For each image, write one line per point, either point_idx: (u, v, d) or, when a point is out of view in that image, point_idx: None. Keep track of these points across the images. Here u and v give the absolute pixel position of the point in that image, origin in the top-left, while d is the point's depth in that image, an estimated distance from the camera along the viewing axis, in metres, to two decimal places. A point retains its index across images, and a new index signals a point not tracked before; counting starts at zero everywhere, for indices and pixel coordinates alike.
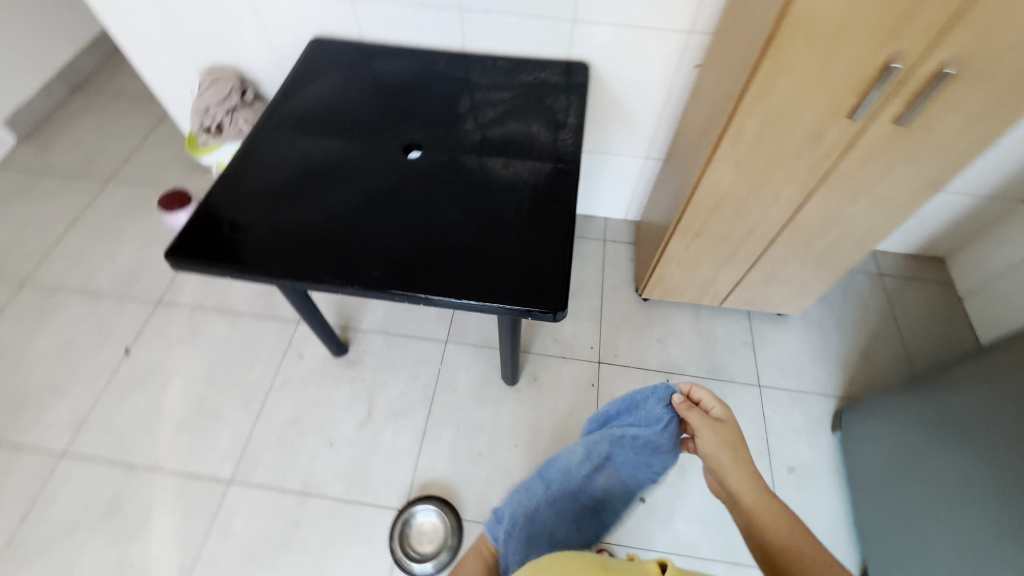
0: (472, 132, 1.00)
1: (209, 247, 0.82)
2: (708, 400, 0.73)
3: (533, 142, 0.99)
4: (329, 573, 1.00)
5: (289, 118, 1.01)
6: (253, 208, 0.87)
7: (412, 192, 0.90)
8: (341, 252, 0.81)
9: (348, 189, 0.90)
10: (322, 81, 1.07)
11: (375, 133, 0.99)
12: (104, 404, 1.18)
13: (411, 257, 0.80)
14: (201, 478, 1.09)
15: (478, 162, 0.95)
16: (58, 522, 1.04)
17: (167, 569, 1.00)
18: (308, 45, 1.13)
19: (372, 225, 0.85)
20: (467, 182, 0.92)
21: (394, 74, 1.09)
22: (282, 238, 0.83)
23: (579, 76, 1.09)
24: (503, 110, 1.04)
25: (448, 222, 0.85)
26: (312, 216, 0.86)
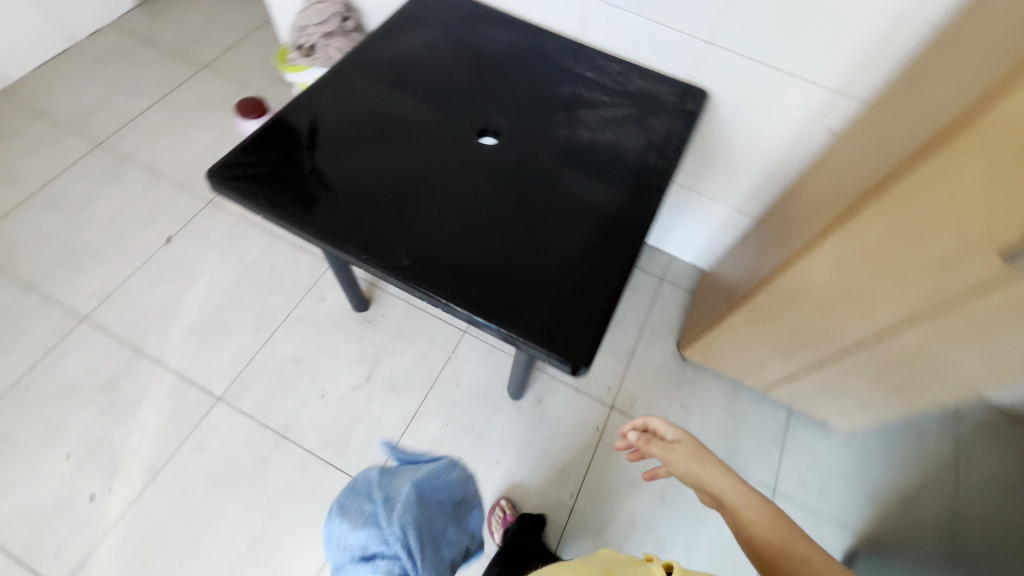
0: (556, 133, 0.91)
1: (252, 177, 0.79)
2: (660, 425, 0.72)
3: (619, 164, 0.88)
4: (280, 520, 1.00)
5: (377, 63, 0.95)
6: (307, 149, 0.83)
7: (471, 182, 0.82)
8: (376, 225, 0.76)
9: (407, 158, 0.84)
10: (422, 32, 1.00)
11: (456, 104, 0.92)
12: (133, 283, 1.21)
13: (445, 254, 0.74)
14: (195, 385, 1.10)
15: (551, 169, 0.86)
16: (60, 380, 1.09)
17: (138, 460, 1.03)
18: None
19: (418, 206, 0.78)
20: (532, 189, 0.83)
21: (497, 46, 1.00)
22: (323, 191, 0.79)
23: (692, 102, 0.96)
24: (598, 118, 0.93)
25: (498, 227, 0.78)
26: (360, 175, 0.81)
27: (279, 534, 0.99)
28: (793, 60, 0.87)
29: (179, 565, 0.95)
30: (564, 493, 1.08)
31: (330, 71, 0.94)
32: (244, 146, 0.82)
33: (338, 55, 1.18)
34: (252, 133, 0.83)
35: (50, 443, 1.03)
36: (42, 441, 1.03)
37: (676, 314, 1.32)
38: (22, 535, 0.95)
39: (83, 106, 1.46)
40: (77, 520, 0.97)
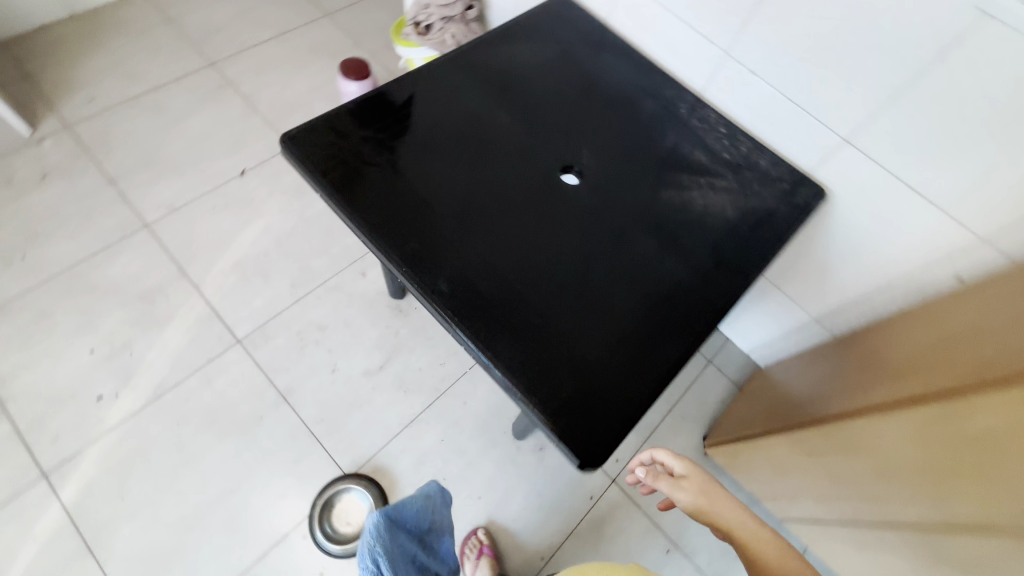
0: (643, 189, 0.83)
1: (319, 149, 0.77)
2: (667, 457, 0.73)
3: (701, 245, 0.79)
4: (255, 481, 1.00)
5: (484, 66, 0.92)
6: (382, 135, 0.80)
7: (536, 218, 0.77)
8: (425, 236, 0.72)
9: (479, 173, 0.79)
10: (541, 45, 0.96)
11: (547, 129, 0.86)
12: (199, 205, 1.25)
13: (484, 289, 0.69)
14: (221, 321, 1.12)
15: (626, 229, 0.79)
16: (108, 277, 1.14)
17: (149, 375, 1.05)
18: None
19: (473, 228, 0.74)
20: (598, 245, 0.76)
21: (608, 80, 0.94)
22: (384, 184, 0.76)
23: (803, 198, 0.86)
24: (693, 188, 0.85)
25: (547, 276, 0.72)
26: (425, 178, 0.77)
27: (251, 493, 0.99)
28: (938, 186, 0.75)
29: (153, 490, 0.97)
30: (535, 553, 1.01)
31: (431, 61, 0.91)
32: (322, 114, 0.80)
33: (453, 42, 1.15)
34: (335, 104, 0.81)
35: (80, 334, 1.07)
36: (75, 329, 1.08)
37: (713, 405, 1.22)
38: (30, 412, 0.99)
39: (210, 24, 1.51)
40: (80, 415, 1.00)
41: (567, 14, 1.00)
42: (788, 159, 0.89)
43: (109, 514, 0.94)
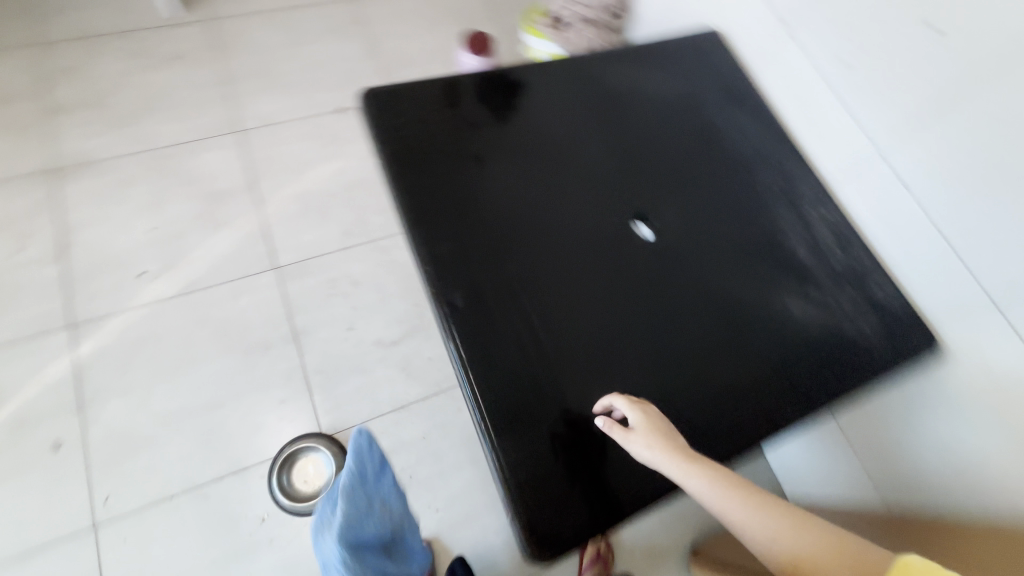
0: (713, 266, 0.75)
1: (396, 121, 0.78)
2: (622, 399, 0.61)
3: (752, 350, 0.70)
4: (239, 405, 1.01)
5: (594, 86, 0.88)
6: (462, 127, 0.80)
7: (580, 258, 0.73)
8: (461, 239, 0.71)
9: (540, 194, 0.77)
10: (663, 82, 0.90)
11: (630, 171, 0.82)
12: (291, 128, 1.28)
13: (495, 311, 0.67)
14: (268, 243, 1.14)
15: (672, 302, 0.72)
16: (189, 167, 1.19)
17: (189, 271, 1.10)
18: (699, 37, 0.94)
19: (512, 247, 0.72)
20: (635, 308, 0.71)
21: (719, 139, 0.87)
22: (443, 175, 0.75)
23: (906, 346, 0.71)
24: (769, 282, 0.75)
25: (566, 323, 0.68)
26: (486, 180, 0.76)
27: (230, 416, 1.00)
28: None
29: (150, 377, 1.00)
30: None
31: (542, 65, 0.89)
32: (415, 89, 0.82)
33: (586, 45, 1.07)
34: (430, 82, 0.83)
35: (148, 211, 1.14)
36: (145, 204, 1.14)
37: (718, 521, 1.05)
38: (82, 265, 1.07)
39: None
40: (119, 283, 1.06)
41: (708, 55, 0.93)
42: (899, 291, 0.75)
43: (107, 383, 0.99)
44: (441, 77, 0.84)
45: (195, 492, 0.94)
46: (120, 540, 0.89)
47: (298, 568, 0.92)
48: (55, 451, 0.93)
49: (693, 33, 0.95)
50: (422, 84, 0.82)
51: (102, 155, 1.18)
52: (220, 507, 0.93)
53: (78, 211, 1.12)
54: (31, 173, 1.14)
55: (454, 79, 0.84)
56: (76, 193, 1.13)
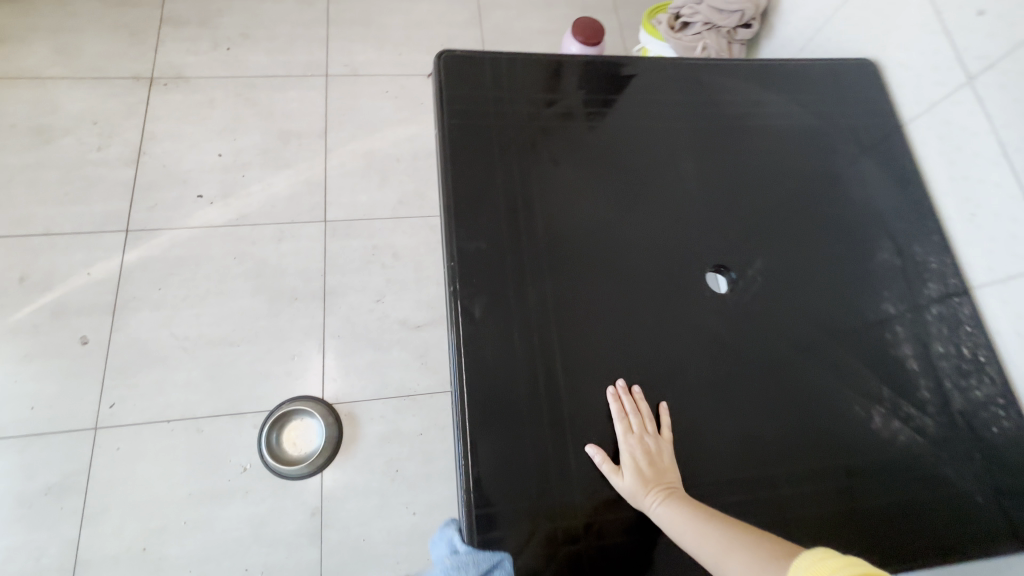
0: (791, 345, 0.64)
1: (466, 93, 0.70)
2: (619, 427, 0.56)
3: (808, 455, 0.59)
4: (254, 348, 1.00)
5: (706, 98, 0.76)
6: (537, 116, 0.71)
7: (630, 295, 0.63)
8: (500, 241, 0.62)
9: (603, 210, 0.67)
10: (790, 109, 0.76)
11: (720, 205, 0.70)
12: (376, 84, 1.24)
13: (514, 332, 0.59)
14: (323, 194, 1.12)
15: (725, 376, 0.61)
16: (270, 102, 1.19)
17: (243, 203, 1.10)
18: (850, 64, 0.78)
19: (554, 264, 0.63)
20: (678, 370, 0.60)
21: (839, 194, 0.72)
22: (501, 165, 0.67)
23: (1010, 503, 0.60)
24: (848, 382, 0.63)
25: (592, 365, 0.59)
26: (549, 179, 0.67)
27: (242, 357, 0.99)
28: None
29: (180, 298, 1.01)
30: None
31: (648, 62, 0.77)
32: (496, 61, 0.72)
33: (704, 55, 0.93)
34: (515, 56, 0.73)
35: (222, 136, 1.15)
36: (221, 129, 1.15)
37: None
38: (151, 174, 1.10)
39: None
40: (178, 201, 1.08)
41: (855, 89, 0.76)
42: (1018, 432, 0.63)
43: (141, 294, 1.01)
44: (530, 52, 0.74)
45: (191, 423, 0.94)
46: (114, 448, 0.91)
47: (263, 528, 0.89)
48: (81, 345, 0.96)
49: (842, 59, 0.78)
50: (505, 58, 0.73)
51: (196, 73, 1.20)
52: (209, 444, 0.93)
53: (161, 121, 1.14)
54: (129, 76, 1.18)
55: (545, 58, 0.74)
56: (164, 104, 1.16)
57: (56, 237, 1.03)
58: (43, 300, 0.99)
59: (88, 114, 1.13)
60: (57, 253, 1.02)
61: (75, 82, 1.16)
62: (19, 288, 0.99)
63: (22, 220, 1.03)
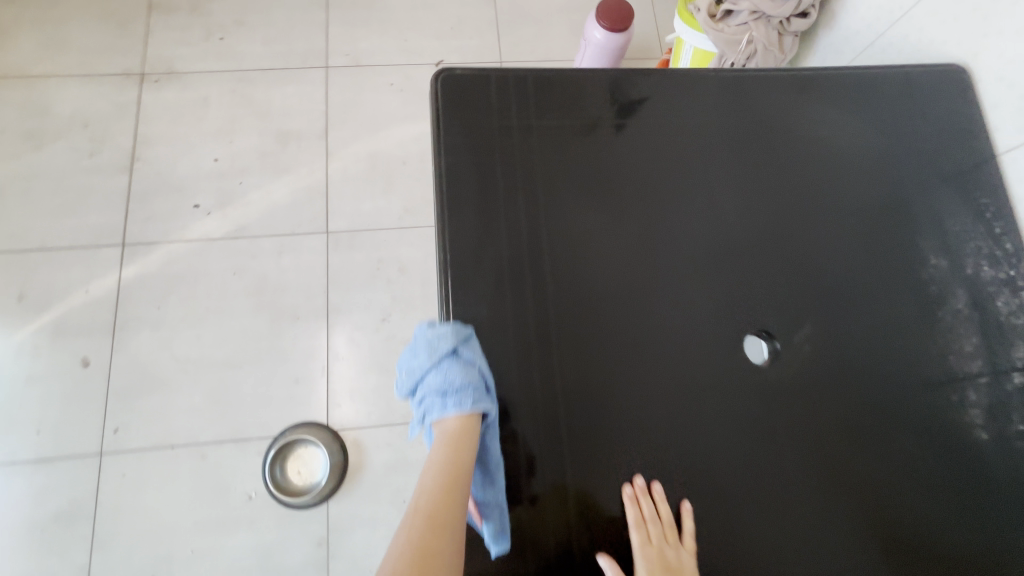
0: (839, 423, 0.56)
1: (467, 123, 0.60)
2: (636, 535, 0.50)
3: (853, 553, 0.52)
4: (256, 370, 0.96)
5: (754, 116, 0.64)
6: (550, 149, 0.61)
7: (654, 367, 0.56)
8: (504, 308, 0.56)
9: (627, 264, 0.58)
10: (855, 129, 0.64)
11: (765, 252, 0.60)
12: (380, 75, 1.14)
13: (518, 417, 0.53)
14: (325, 202, 1.05)
15: (760, 463, 0.54)
16: (267, 99, 1.10)
17: (241, 213, 1.03)
18: (934, 70, 0.65)
19: (567, 335, 0.56)
20: (707, 456, 0.54)
21: (910, 237, 0.61)
22: (507, 214, 0.58)
23: None
24: (908, 468, 0.55)
25: (608, 453, 0.53)
26: (564, 228, 0.59)
27: (245, 381, 0.95)
28: None
29: (180, 317, 0.98)
30: None
31: (684, 75, 0.66)
32: (504, 81, 0.62)
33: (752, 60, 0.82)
34: (527, 74, 0.63)
35: (217, 139, 1.07)
36: (217, 131, 1.08)
37: None
38: (145, 183, 1.04)
39: None
40: (174, 211, 1.03)
41: (936, 104, 0.64)
42: None
43: (141, 313, 0.97)
44: (543, 68, 0.63)
45: (195, 449, 0.92)
46: (119, 475, 0.90)
47: (269, 559, 0.88)
48: (83, 368, 0.94)
49: (921, 66, 0.65)
50: (515, 77, 0.63)
51: (188, 67, 1.11)
52: (214, 471, 0.91)
53: (153, 123, 1.07)
54: (119, 72, 1.10)
55: (561, 75, 0.64)
56: (155, 103, 1.09)
57: (53, 252, 0.99)
58: (43, 320, 0.96)
59: (78, 116, 1.07)
60: (54, 269, 0.98)
61: (63, 80, 1.09)
62: (18, 306, 0.96)
63: (18, 234, 0.99)
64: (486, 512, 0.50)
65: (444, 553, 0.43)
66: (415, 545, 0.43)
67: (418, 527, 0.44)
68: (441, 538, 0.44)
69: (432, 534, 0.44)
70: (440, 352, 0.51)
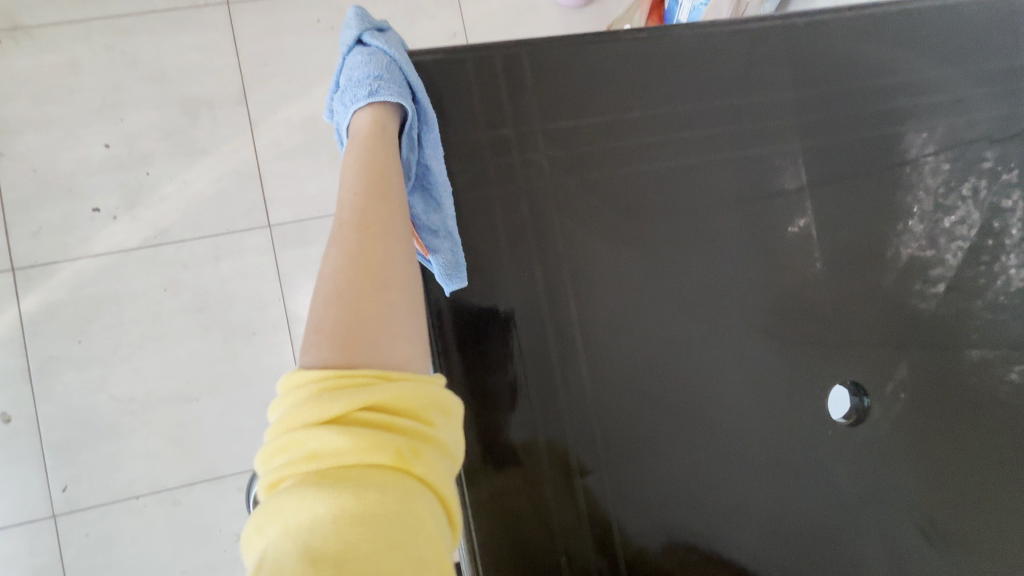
0: (931, 466, 0.48)
1: (447, 140, 0.46)
2: None
3: None
4: (217, 398, 0.83)
5: (808, 83, 0.51)
6: (558, 160, 0.47)
7: (714, 423, 0.47)
8: (526, 377, 0.45)
9: (675, 304, 0.48)
10: (928, 88, 0.52)
11: (828, 259, 0.50)
12: (301, 10, 0.89)
13: (557, 512, 0.43)
14: (260, 188, 0.86)
15: (840, 515, 0.47)
16: (157, 56, 0.85)
17: (158, 213, 0.84)
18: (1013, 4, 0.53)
19: (605, 403, 0.45)
20: (782, 526, 0.46)
21: (997, 221, 0.51)
22: (510, 253, 0.46)
23: None
24: (1005, 495, 0.48)
25: (673, 543, 0.45)
26: (595, 265, 0.47)
27: (205, 413, 0.83)
28: None
29: (110, 350, 0.81)
30: None
31: (723, 31, 0.50)
32: (487, 68, 0.46)
33: None
34: (514, 48, 0.47)
35: (101, 117, 0.84)
36: (100, 106, 0.84)
37: None
38: (22, 186, 0.81)
39: None
40: (69, 219, 0.82)
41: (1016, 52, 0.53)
42: None
43: (60, 351, 0.80)
44: (535, 40, 0.47)
45: (165, 496, 0.81)
46: (83, 535, 0.79)
47: None
48: (5, 424, 0.79)
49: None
50: (499, 53, 0.47)
51: (37, 17, 0.83)
52: (192, 515, 0.81)
53: (10, 103, 0.82)
54: None
55: (560, 44, 0.48)
56: (5, 74, 0.82)
57: None
58: None
59: None
60: None
61: None
62: None
63: None
64: (433, 241, 0.43)
65: (393, 266, 0.33)
66: (353, 257, 0.33)
67: (349, 238, 0.33)
68: (386, 249, 0.34)
69: (372, 242, 0.33)
70: (347, 46, 0.44)
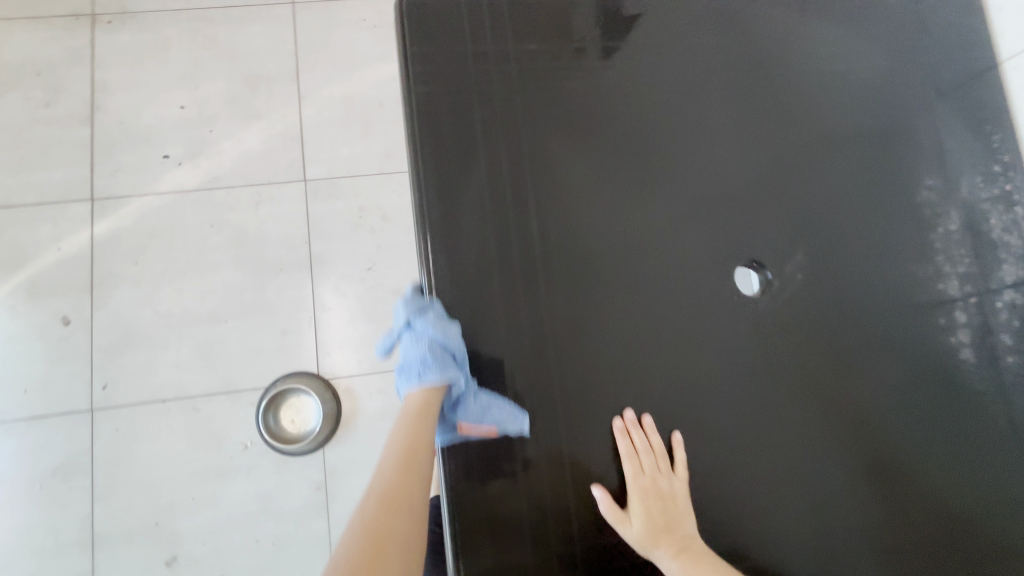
0: (838, 350, 0.56)
1: (440, 59, 0.56)
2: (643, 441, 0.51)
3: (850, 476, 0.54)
4: (243, 321, 0.95)
5: (749, 37, 0.61)
6: (530, 80, 0.57)
7: (651, 299, 0.55)
8: (490, 241, 0.53)
9: (623, 196, 0.56)
10: (851, 50, 0.62)
11: (760, 178, 0.58)
12: (351, 11, 1.07)
13: (510, 373, 0.52)
14: (300, 149, 1.01)
15: (757, 393, 0.55)
16: (230, 40, 1.04)
17: (215, 162, 0.99)
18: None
19: (556, 274, 0.54)
20: (703, 388, 0.54)
21: (908, 162, 0.60)
22: (487, 141, 0.55)
23: None
24: (901, 392, 0.56)
25: (605, 392, 0.53)
26: (558, 159, 0.56)
27: (230, 334, 0.95)
28: None
29: (159, 272, 0.95)
30: None
31: None
32: (479, 8, 0.58)
33: None
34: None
35: (180, 84, 1.02)
36: (180, 76, 1.02)
37: None
38: (110, 133, 0.99)
39: None
40: (142, 162, 0.98)
41: (930, 28, 0.63)
42: None
43: (118, 269, 0.95)
44: None
45: (186, 403, 0.92)
46: (113, 429, 0.90)
47: (270, 503, 0.90)
48: (65, 326, 0.92)
49: None
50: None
51: (141, 6, 1.04)
52: (207, 422, 0.91)
53: (111, 69, 1.01)
54: (66, 14, 1.02)
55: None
56: (111, 47, 1.02)
57: (20, 211, 0.95)
58: (18, 279, 0.93)
59: (30, 62, 1.00)
60: (24, 229, 0.95)
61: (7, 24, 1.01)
62: None
63: None
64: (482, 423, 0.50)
65: (398, 535, 0.44)
66: (369, 531, 0.44)
67: (371, 514, 0.45)
68: (397, 523, 0.45)
69: (388, 518, 0.45)
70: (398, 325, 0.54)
